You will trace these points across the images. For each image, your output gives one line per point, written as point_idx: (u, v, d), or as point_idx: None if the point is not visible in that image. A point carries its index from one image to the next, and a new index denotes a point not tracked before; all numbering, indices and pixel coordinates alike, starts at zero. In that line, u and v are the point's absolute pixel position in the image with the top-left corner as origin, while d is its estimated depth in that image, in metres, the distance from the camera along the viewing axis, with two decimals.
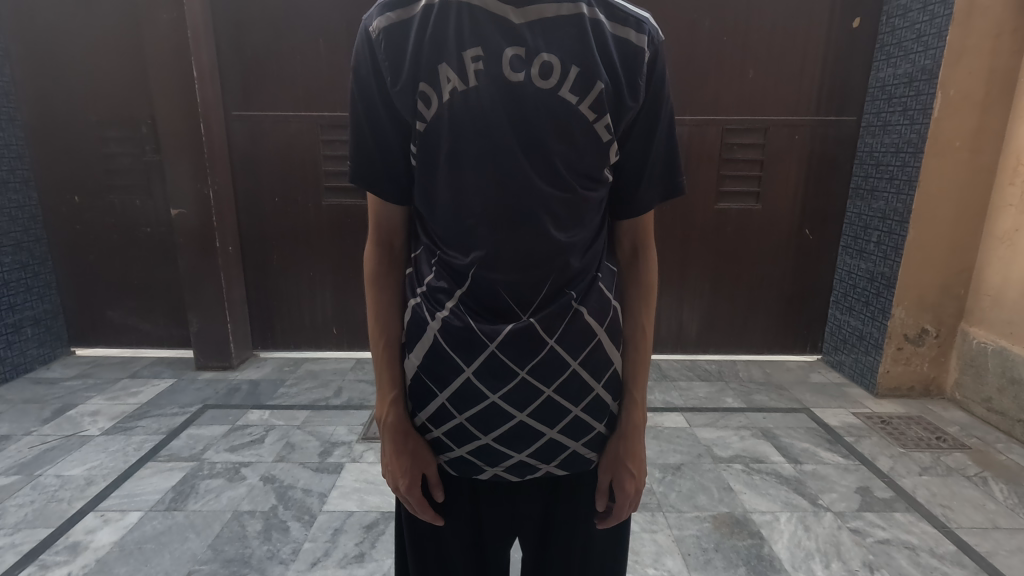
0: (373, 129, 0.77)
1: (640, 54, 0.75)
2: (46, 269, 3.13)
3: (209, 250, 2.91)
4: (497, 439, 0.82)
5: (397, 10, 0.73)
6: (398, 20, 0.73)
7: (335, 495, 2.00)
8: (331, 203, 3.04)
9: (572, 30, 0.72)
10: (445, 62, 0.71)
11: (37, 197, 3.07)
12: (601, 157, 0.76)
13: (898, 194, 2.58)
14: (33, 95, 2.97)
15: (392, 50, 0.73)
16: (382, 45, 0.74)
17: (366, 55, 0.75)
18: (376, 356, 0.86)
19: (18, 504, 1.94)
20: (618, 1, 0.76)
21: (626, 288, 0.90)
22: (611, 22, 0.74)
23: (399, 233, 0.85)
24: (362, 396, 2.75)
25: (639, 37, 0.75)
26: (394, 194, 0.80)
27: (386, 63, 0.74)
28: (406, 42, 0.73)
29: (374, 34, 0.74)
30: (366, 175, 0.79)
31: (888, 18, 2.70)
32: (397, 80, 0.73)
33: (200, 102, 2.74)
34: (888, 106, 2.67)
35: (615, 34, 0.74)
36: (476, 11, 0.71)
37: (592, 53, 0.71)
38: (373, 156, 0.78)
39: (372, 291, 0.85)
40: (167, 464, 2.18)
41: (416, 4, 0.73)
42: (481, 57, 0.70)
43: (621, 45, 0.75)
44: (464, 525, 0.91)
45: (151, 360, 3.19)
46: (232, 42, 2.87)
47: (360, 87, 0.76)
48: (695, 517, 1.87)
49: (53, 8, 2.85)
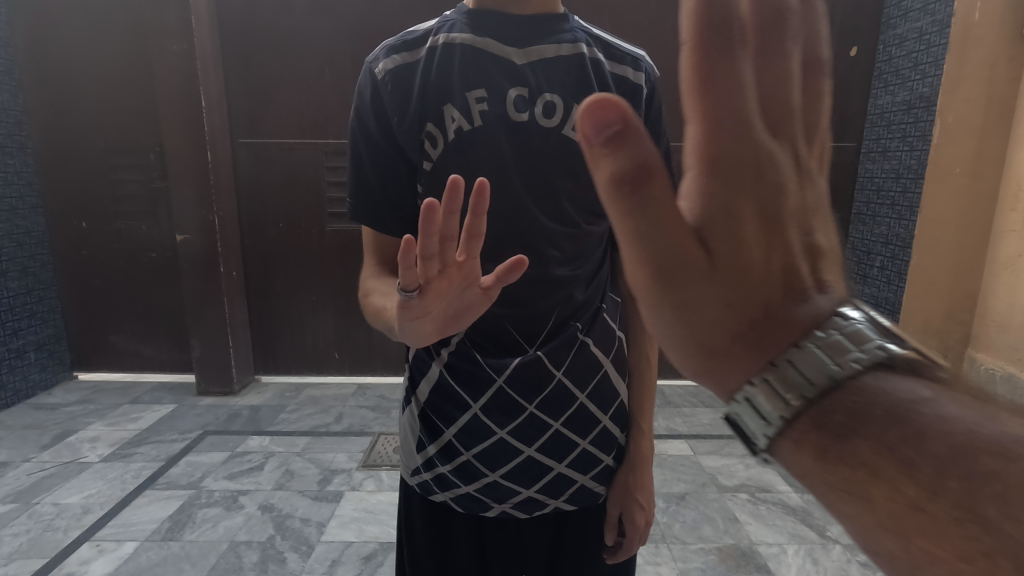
0: (375, 165, 0.76)
1: (638, 89, 0.77)
2: (50, 294, 3.16)
3: (213, 275, 2.93)
4: (504, 474, 0.80)
5: (402, 53, 0.75)
6: (403, 63, 0.74)
7: (333, 525, 1.97)
8: (334, 229, 3.07)
9: (573, 70, 0.74)
10: (450, 104, 0.73)
11: (46, 222, 3.11)
12: None
13: (900, 220, 2.57)
14: (44, 123, 3.03)
15: (398, 90, 0.74)
16: (387, 86, 0.74)
17: (370, 95, 0.76)
18: (378, 310, 0.73)
19: (14, 534, 1.92)
20: (614, 42, 0.78)
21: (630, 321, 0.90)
22: (609, 61, 0.77)
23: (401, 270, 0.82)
24: (362, 423, 2.73)
25: (637, 74, 0.77)
26: (388, 228, 0.78)
27: (390, 103, 0.74)
28: (412, 83, 0.74)
29: (380, 76, 0.75)
30: (365, 211, 0.78)
31: (886, 47, 2.72)
32: (404, 117, 0.74)
33: (208, 130, 2.80)
34: (888, 133, 2.68)
35: (614, 73, 0.76)
36: (478, 53, 0.73)
37: (593, 92, 0.74)
38: (375, 192, 0.77)
39: (377, 284, 0.78)
40: (164, 492, 2.15)
41: (419, 48, 0.75)
42: (484, 98, 0.73)
43: (619, 82, 0.77)
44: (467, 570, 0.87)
45: (153, 386, 3.18)
46: (239, 72, 2.93)
47: (362, 127, 0.77)
48: (700, 549, 1.83)
49: (67, 39, 2.94)
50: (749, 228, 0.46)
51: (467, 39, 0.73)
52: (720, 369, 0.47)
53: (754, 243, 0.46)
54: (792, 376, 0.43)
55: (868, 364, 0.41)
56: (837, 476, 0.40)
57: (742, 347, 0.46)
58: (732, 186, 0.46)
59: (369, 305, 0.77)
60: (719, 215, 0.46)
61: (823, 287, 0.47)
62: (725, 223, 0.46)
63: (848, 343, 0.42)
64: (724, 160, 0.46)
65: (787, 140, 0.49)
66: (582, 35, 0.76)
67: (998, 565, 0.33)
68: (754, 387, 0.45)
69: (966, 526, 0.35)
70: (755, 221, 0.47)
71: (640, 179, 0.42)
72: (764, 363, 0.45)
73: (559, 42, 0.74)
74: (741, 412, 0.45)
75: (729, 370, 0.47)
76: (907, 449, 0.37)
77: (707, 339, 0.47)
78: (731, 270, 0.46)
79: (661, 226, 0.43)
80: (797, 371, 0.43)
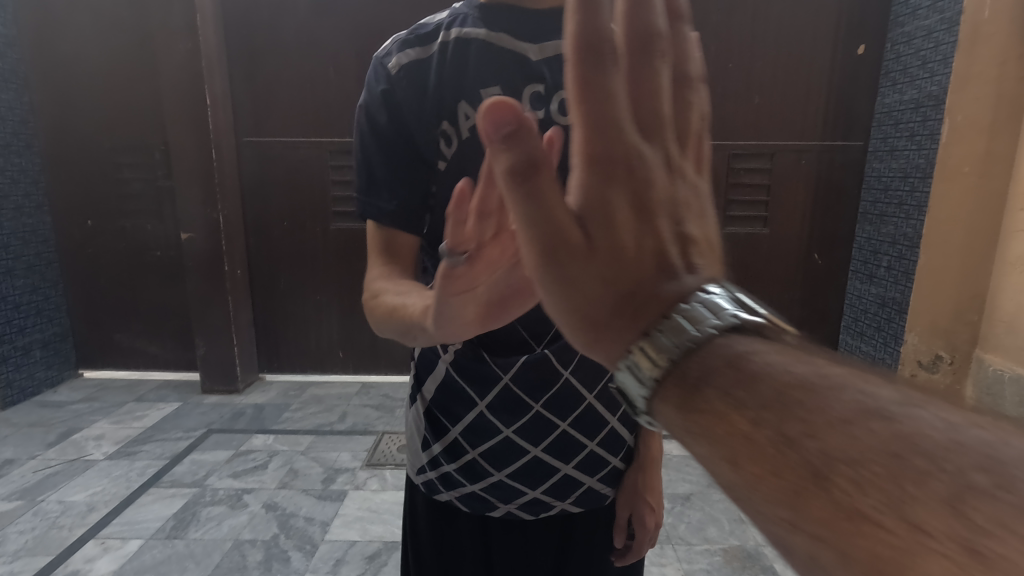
0: (384, 158, 0.76)
1: None
2: (56, 292, 3.17)
3: (218, 274, 2.94)
4: (510, 475, 0.80)
5: (415, 49, 0.76)
6: (416, 58, 0.76)
7: (337, 524, 1.97)
8: (338, 228, 3.06)
9: None
10: (464, 102, 0.75)
11: (52, 220, 3.12)
12: None
13: (908, 219, 2.55)
14: (49, 122, 3.04)
15: (412, 86, 0.76)
16: (400, 80, 0.75)
17: (381, 88, 0.76)
18: (395, 308, 0.67)
19: (19, 531, 1.92)
20: None
21: None
22: None
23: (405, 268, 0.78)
24: (366, 422, 2.73)
25: None
26: (395, 222, 0.76)
27: (404, 97, 0.75)
28: (426, 78, 0.76)
29: (394, 71, 0.76)
30: (376, 203, 0.76)
31: (894, 45, 2.68)
32: (419, 113, 0.76)
33: (212, 129, 2.80)
34: (895, 132, 2.65)
35: None
36: (491, 47, 0.75)
37: None
38: (385, 186, 0.76)
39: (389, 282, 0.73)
40: (169, 490, 2.16)
41: (432, 44, 0.76)
42: (499, 96, 0.74)
43: None
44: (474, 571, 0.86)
45: (158, 384, 3.19)
46: (243, 70, 2.93)
47: (370, 121, 0.76)
48: (705, 550, 1.82)
49: (71, 37, 2.94)
50: (620, 213, 0.48)
51: (481, 34, 0.75)
52: (602, 344, 0.48)
53: (626, 228, 0.48)
54: (662, 343, 0.43)
55: (725, 327, 0.41)
56: (698, 422, 0.38)
57: (620, 320, 0.47)
58: (606, 178, 0.48)
59: (381, 304, 0.70)
60: (595, 204, 0.48)
61: (693, 268, 0.48)
62: (598, 208, 0.48)
63: (707, 310, 0.43)
64: (596, 154, 0.48)
65: (661, 141, 0.51)
66: None
67: (803, 479, 0.32)
68: (633, 356, 0.44)
69: (781, 447, 0.33)
70: (631, 203, 0.48)
71: (532, 170, 0.45)
72: (638, 334, 0.45)
73: None
74: (620, 380, 0.45)
75: (609, 345, 0.47)
76: (740, 391, 0.37)
77: (589, 313, 0.47)
78: (610, 247, 0.47)
79: (543, 207, 0.45)
80: (666, 336, 0.43)
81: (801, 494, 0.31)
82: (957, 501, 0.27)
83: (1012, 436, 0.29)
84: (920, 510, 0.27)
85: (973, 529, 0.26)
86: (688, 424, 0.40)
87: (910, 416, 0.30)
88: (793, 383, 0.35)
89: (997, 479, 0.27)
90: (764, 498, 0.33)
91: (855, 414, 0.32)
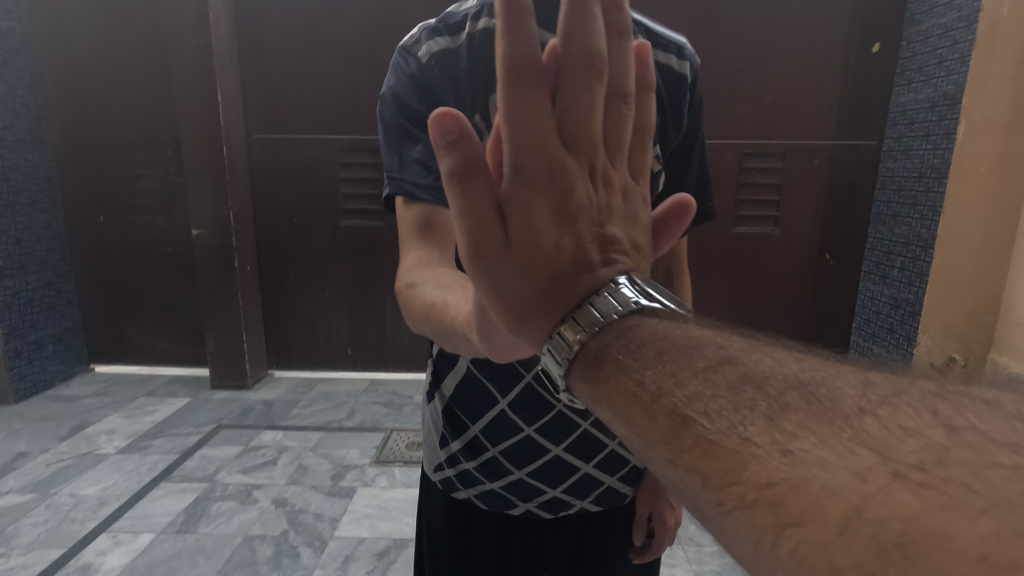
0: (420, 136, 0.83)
1: (681, 78, 0.88)
2: (69, 287, 3.19)
3: (229, 270, 2.95)
4: (529, 473, 0.79)
5: (445, 38, 0.85)
6: (447, 47, 0.85)
7: (346, 521, 1.97)
8: (348, 225, 3.06)
9: None
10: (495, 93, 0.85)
11: (64, 215, 3.15)
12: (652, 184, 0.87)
13: (922, 220, 2.49)
14: (62, 119, 3.06)
15: (445, 70, 0.84)
16: (432, 66, 0.84)
17: (415, 73, 0.84)
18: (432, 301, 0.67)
19: (32, 524, 1.94)
20: (658, 32, 0.89)
21: None
22: (654, 49, 0.87)
23: (437, 260, 0.77)
24: (375, 419, 2.73)
25: (680, 62, 0.88)
26: (432, 198, 0.80)
27: (438, 81, 0.84)
28: (456, 66, 0.85)
29: (425, 57, 0.84)
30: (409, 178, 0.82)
31: (909, 43, 2.63)
32: (453, 96, 0.84)
33: (223, 126, 2.81)
34: (909, 131, 2.60)
35: (659, 61, 0.87)
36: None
37: None
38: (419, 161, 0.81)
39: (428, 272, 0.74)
40: (179, 485, 2.17)
41: (460, 34, 0.86)
42: None
43: (665, 70, 0.87)
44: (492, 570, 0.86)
45: (168, 379, 3.21)
46: (254, 68, 2.94)
47: (404, 102, 0.83)
48: (716, 551, 1.81)
49: (84, 34, 2.96)
50: (542, 214, 0.51)
51: None
52: (524, 332, 0.51)
53: (547, 229, 0.51)
54: (573, 327, 0.47)
55: (627, 312, 0.47)
56: (605, 391, 0.43)
57: (543, 310, 0.50)
58: (535, 186, 0.51)
59: (418, 296, 0.71)
60: (523, 207, 0.50)
61: (610, 261, 0.52)
62: (524, 211, 0.50)
63: (612, 301, 0.48)
64: (525, 161, 0.50)
65: (586, 150, 0.54)
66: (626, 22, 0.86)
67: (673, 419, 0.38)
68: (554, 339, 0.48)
69: (658, 399, 0.39)
70: (555, 207, 0.51)
71: (469, 173, 0.48)
72: (557, 321, 0.49)
73: None
74: (543, 363, 0.49)
75: (532, 333, 0.50)
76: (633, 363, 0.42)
77: (512, 302, 0.50)
78: (538, 247, 0.50)
79: (477, 204, 0.48)
80: (576, 323, 0.47)
81: (671, 426, 0.37)
82: (773, 414, 0.34)
83: (839, 378, 0.36)
84: (750, 425, 0.34)
85: (784, 434, 0.33)
86: (596, 394, 0.44)
87: (753, 359, 0.39)
88: (675, 347, 0.42)
89: (807, 397, 0.35)
90: (643, 435, 0.39)
91: (713, 365, 0.39)
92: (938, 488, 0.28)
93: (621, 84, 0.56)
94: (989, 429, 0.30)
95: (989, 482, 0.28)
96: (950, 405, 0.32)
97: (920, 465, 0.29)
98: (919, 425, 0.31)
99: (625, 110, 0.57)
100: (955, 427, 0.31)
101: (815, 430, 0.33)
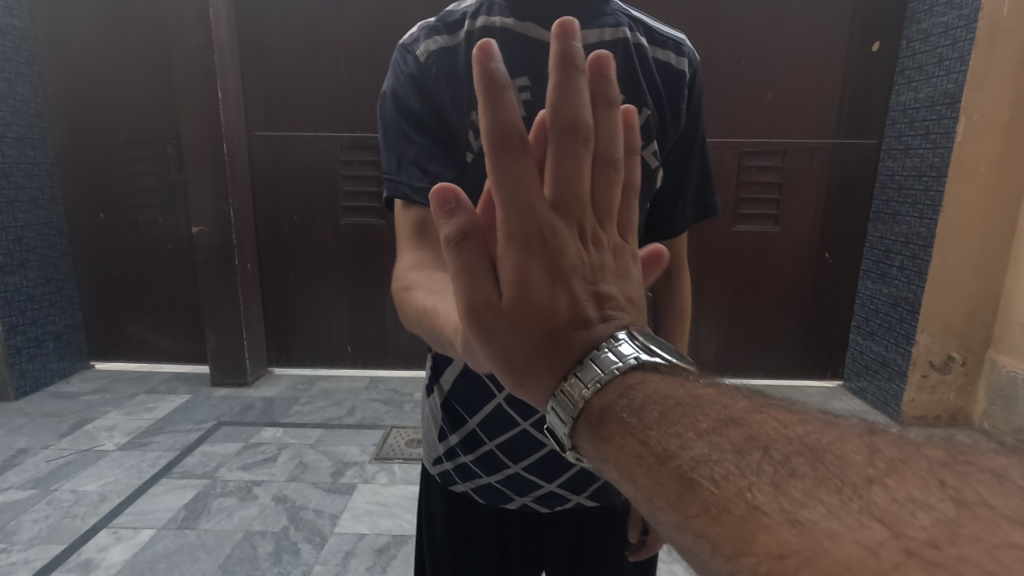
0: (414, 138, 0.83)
1: (680, 74, 0.88)
2: (69, 284, 3.20)
3: (229, 267, 2.95)
4: (527, 467, 0.80)
5: (443, 37, 0.85)
6: (445, 45, 0.85)
7: (347, 517, 1.98)
8: (348, 222, 3.06)
9: (619, 52, 0.84)
10: None
11: (64, 213, 3.15)
12: (650, 179, 0.88)
13: (921, 219, 2.48)
14: (63, 116, 3.06)
15: (443, 69, 0.84)
16: (430, 65, 0.84)
17: (413, 73, 0.84)
18: (424, 307, 0.67)
19: (33, 520, 1.95)
20: (656, 29, 0.89)
21: (664, 313, 1.02)
22: (652, 46, 0.88)
23: (432, 260, 0.78)
24: (375, 416, 2.73)
25: (678, 59, 0.89)
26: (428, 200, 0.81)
27: (436, 81, 0.84)
28: (454, 65, 0.85)
29: (423, 56, 0.84)
30: (407, 181, 0.81)
31: (909, 43, 2.65)
32: (450, 96, 0.84)
33: (224, 123, 2.81)
34: (909, 130, 2.60)
35: (657, 58, 0.87)
36: (518, 35, 0.84)
37: (636, 76, 0.84)
38: (415, 163, 0.81)
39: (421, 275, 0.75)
40: (180, 481, 2.17)
41: (458, 32, 0.85)
42: (527, 87, 0.84)
43: (663, 67, 0.88)
44: (489, 563, 0.87)
45: (168, 376, 3.22)
46: (255, 65, 2.94)
47: (402, 103, 0.84)
48: None
49: (85, 31, 2.96)
50: (537, 274, 0.48)
51: (505, 22, 0.84)
52: (526, 388, 0.49)
53: (541, 289, 0.48)
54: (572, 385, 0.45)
55: (627, 367, 0.44)
56: (610, 451, 0.40)
57: (541, 372, 0.47)
58: (525, 248, 0.48)
59: (411, 302, 0.71)
60: (515, 269, 0.48)
61: (608, 318, 0.49)
62: (515, 272, 0.48)
63: (611, 358, 0.45)
64: (515, 226, 0.49)
65: (577, 211, 0.52)
66: (624, 19, 0.86)
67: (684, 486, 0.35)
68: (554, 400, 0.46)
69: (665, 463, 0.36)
70: (546, 267, 0.49)
71: (466, 238, 0.48)
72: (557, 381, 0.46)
73: (602, 26, 0.85)
74: (547, 421, 0.46)
75: (533, 391, 0.48)
76: (636, 424, 0.39)
77: (508, 360, 0.48)
78: (533, 307, 0.47)
79: (469, 271, 0.48)
80: (580, 379, 0.44)
81: (677, 489, 0.35)
82: (780, 480, 0.32)
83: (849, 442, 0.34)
84: (757, 491, 0.32)
85: (791, 500, 0.31)
86: (601, 454, 0.41)
87: (758, 420, 0.36)
88: (679, 405, 0.39)
89: (812, 461, 0.33)
90: (649, 498, 0.37)
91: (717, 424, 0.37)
92: (951, 567, 0.27)
93: (609, 151, 0.54)
94: (1000, 503, 0.29)
95: (1003, 562, 0.27)
96: (956, 474, 0.31)
97: (932, 542, 0.28)
98: (927, 500, 0.30)
99: (615, 172, 0.54)
100: (965, 501, 0.30)
101: (823, 500, 0.31)
